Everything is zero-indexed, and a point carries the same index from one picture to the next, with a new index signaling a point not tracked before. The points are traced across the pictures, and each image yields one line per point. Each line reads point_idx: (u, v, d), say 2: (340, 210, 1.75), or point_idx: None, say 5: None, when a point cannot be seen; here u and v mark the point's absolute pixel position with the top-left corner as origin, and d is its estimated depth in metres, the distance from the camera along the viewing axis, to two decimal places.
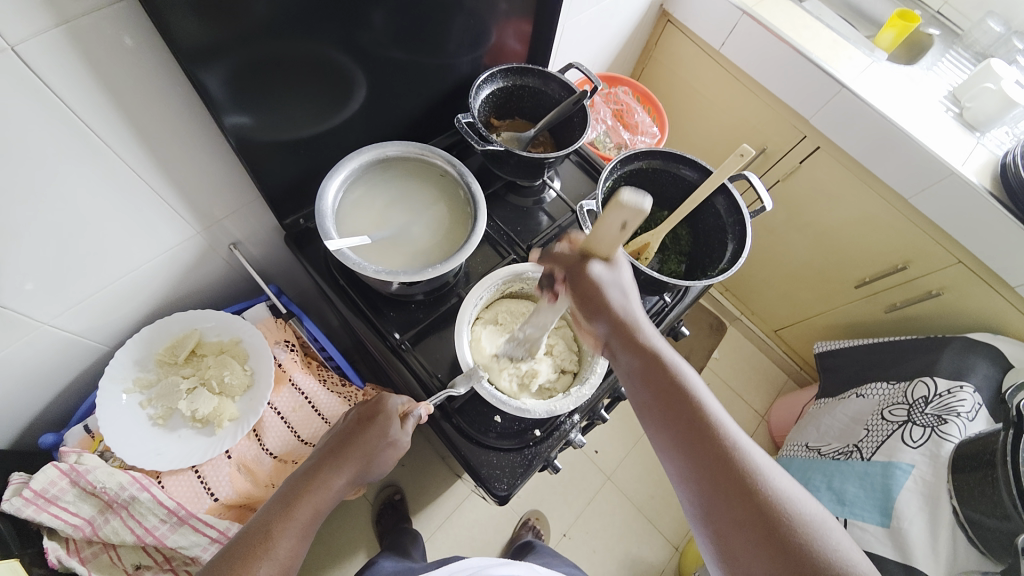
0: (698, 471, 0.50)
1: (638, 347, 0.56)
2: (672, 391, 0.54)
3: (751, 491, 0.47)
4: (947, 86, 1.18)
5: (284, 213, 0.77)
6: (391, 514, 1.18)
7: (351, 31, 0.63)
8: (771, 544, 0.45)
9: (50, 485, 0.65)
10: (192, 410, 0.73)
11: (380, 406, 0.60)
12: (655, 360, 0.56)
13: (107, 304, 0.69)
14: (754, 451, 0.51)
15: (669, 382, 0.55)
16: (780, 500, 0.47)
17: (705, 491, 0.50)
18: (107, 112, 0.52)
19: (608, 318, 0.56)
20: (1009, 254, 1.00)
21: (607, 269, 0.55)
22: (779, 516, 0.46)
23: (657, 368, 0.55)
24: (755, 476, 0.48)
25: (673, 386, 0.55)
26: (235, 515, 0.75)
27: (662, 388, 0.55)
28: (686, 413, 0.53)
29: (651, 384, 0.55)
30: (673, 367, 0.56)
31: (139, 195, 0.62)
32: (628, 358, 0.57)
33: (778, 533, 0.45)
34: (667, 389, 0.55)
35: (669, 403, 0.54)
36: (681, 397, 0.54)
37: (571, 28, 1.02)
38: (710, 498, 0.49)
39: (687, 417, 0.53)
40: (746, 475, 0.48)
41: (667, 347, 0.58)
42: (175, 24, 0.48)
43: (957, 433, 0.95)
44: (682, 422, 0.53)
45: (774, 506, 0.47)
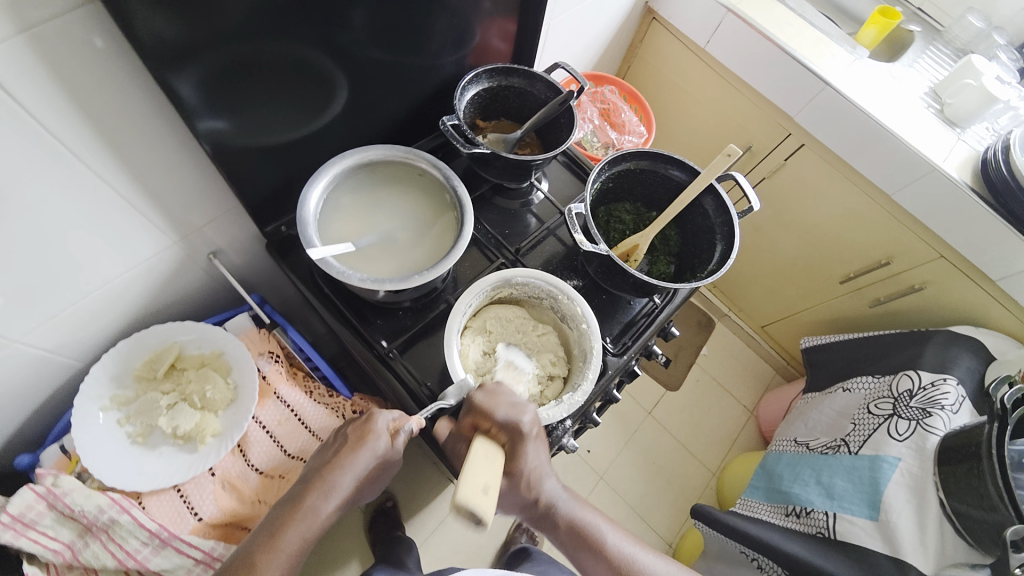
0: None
1: (549, 517, 0.67)
2: (587, 548, 0.67)
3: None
4: (928, 82, 1.19)
5: (265, 221, 0.74)
6: (384, 522, 1.16)
7: (330, 31, 0.61)
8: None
9: (26, 510, 0.63)
10: (173, 426, 0.70)
11: (368, 425, 0.58)
12: (573, 528, 0.67)
13: (81, 317, 0.66)
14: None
15: (593, 545, 0.66)
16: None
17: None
18: (74, 121, 0.50)
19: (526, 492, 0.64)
20: (989, 248, 1.01)
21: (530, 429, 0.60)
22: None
23: (577, 534, 0.66)
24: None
25: (591, 548, 0.66)
26: (221, 534, 0.74)
27: (561, 535, 0.67)
28: (588, 551, 0.67)
29: (576, 549, 0.67)
30: (573, 517, 0.67)
31: (112, 206, 0.59)
32: (543, 524, 0.68)
33: None
34: (591, 549, 0.66)
35: (592, 562, 0.67)
36: (582, 540, 0.66)
37: (556, 27, 1.00)
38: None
39: (587, 549, 0.66)
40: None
41: (575, 503, 0.69)
42: (144, 26, 0.46)
43: (942, 426, 0.96)
44: (585, 553, 0.67)
45: None
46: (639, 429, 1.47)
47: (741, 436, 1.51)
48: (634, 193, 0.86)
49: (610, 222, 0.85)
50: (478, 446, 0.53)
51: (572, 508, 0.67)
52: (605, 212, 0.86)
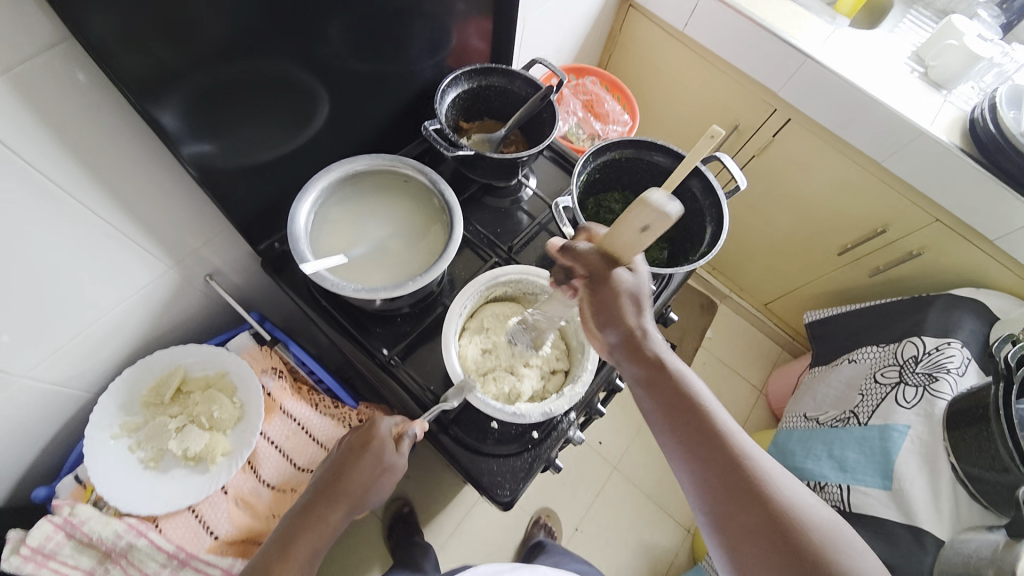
0: (720, 502, 0.51)
1: (645, 356, 0.57)
2: (687, 409, 0.55)
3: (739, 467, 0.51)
4: (911, 47, 1.18)
5: (257, 239, 0.75)
6: (402, 526, 1.18)
7: (308, 46, 0.61)
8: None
9: (46, 541, 0.64)
10: (183, 448, 0.71)
11: (373, 431, 0.59)
12: (671, 387, 0.56)
13: (85, 348, 0.67)
14: (787, 484, 0.51)
15: (697, 412, 0.54)
16: (806, 529, 0.47)
17: (723, 514, 0.50)
18: (60, 157, 0.50)
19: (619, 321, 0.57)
20: (984, 208, 1.01)
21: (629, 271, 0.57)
22: (794, 525, 0.47)
23: (678, 392, 0.56)
24: (796, 517, 0.48)
25: (697, 417, 0.54)
26: (238, 551, 0.75)
27: (657, 388, 0.56)
28: (689, 417, 0.54)
29: (671, 409, 0.55)
30: (676, 372, 0.57)
31: (105, 237, 0.60)
32: (635, 362, 0.57)
33: (767, 506, 0.49)
34: (690, 417, 0.54)
35: (685, 422, 0.54)
36: (682, 405, 0.55)
37: (532, 22, 1.01)
38: (733, 523, 0.49)
39: (686, 416, 0.55)
40: (776, 511, 0.48)
41: (686, 368, 0.58)
42: (120, 60, 0.46)
43: (949, 390, 0.97)
44: (682, 420, 0.55)
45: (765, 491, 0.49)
46: None
47: (751, 415, 1.51)
48: (622, 182, 0.86)
49: (599, 213, 0.86)
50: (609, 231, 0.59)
51: (678, 366, 0.58)
52: (595, 203, 0.86)
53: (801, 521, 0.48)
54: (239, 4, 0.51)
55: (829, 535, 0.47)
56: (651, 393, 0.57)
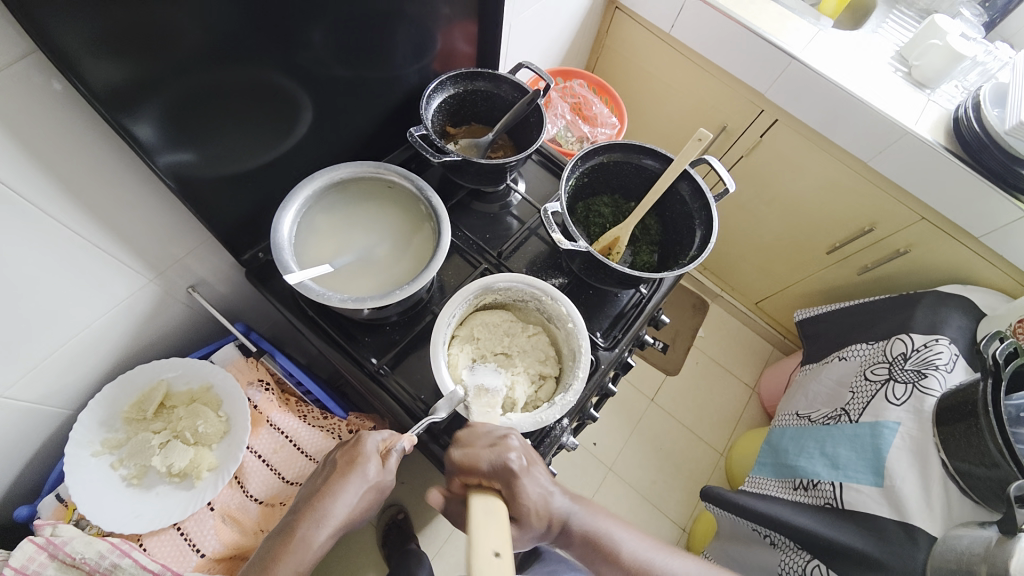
0: None
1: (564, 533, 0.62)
2: (605, 560, 0.62)
3: None
4: (895, 46, 1.19)
5: (241, 249, 0.74)
6: (397, 534, 1.16)
7: (288, 52, 0.60)
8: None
9: (29, 562, 0.62)
10: (167, 465, 0.70)
11: (358, 448, 0.59)
12: (591, 541, 0.62)
13: (63, 366, 0.66)
14: None
15: (619, 563, 0.61)
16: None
17: None
18: (30, 170, 0.49)
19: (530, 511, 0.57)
20: (970, 206, 1.02)
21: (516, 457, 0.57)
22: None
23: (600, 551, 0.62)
24: None
25: (619, 566, 0.61)
26: (225, 567, 0.73)
27: (578, 548, 0.62)
28: (613, 567, 0.61)
29: (598, 564, 0.62)
30: (589, 529, 0.62)
31: (81, 251, 0.58)
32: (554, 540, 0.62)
33: None
34: (615, 564, 0.61)
35: (611, 574, 0.62)
36: (602, 557, 0.62)
37: (519, 25, 1.00)
38: None
39: (610, 564, 0.62)
40: None
41: (589, 513, 0.64)
42: (91, 71, 0.45)
43: (938, 386, 0.97)
44: (608, 571, 0.62)
45: None
46: (643, 418, 1.47)
47: (744, 414, 1.52)
48: (611, 186, 0.86)
49: (589, 217, 0.86)
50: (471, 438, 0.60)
51: (586, 518, 0.63)
52: (584, 208, 0.86)
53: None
54: (217, 11, 0.50)
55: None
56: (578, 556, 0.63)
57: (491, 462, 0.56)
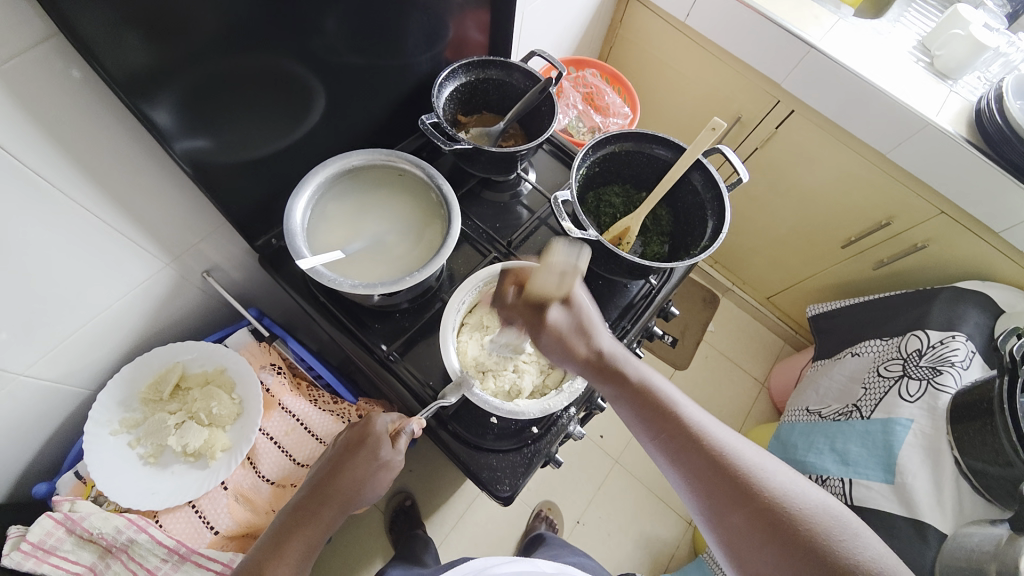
0: (715, 506, 0.52)
1: (617, 374, 0.59)
2: (659, 411, 0.57)
3: (727, 464, 0.53)
4: (917, 35, 1.16)
5: (254, 235, 0.75)
6: (404, 519, 1.18)
7: (303, 39, 0.61)
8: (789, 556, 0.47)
9: (46, 537, 0.64)
10: (183, 444, 0.71)
11: (368, 428, 0.60)
12: (643, 389, 0.58)
13: (83, 346, 0.67)
14: (771, 471, 0.53)
15: (670, 415, 0.57)
16: (791, 512, 0.49)
17: (721, 522, 0.52)
18: (51, 153, 0.50)
19: (577, 353, 0.60)
20: (990, 200, 0.99)
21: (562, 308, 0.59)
22: (777, 508, 0.49)
23: (649, 400, 0.58)
24: (796, 518, 0.49)
25: (670, 420, 0.57)
26: (238, 545, 0.75)
27: (631, 397, 0.58)
28: (669, 419, 0.57)
29: (648, 417, 0.58)
30: (644, 379, 0.59)
31: (100, 234, 0.60)
32: (605, 381, 0.60)
33: (764, 510, 0.50)
34: (668, 419, 0.57)
35: (662, 428, 0.57)
36: (659, 408, 0.57)
37: (531, 14, 0.99)
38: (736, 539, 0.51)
39: (666, 416, 0.57)
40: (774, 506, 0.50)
41: (648, 370, 0.60)
42: (110, 58, 0.46)
43: (953, 383, 0.96)
44: (662, 422, 0.57)
45: (759, 487, 0.51)
46: None
47: (753, 409, 1.51)
48: (622, 176, 0.86)
49: (599, 208, 0.85)
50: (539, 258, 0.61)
51: (646, 371, 0.60)
52: (595, 197, 0.86)
53: (790, 504, 0.50)
54: None
55: (806, 506, 0.50)
56: (628, 412, 0.59)
57: (528, 303, 0.60)
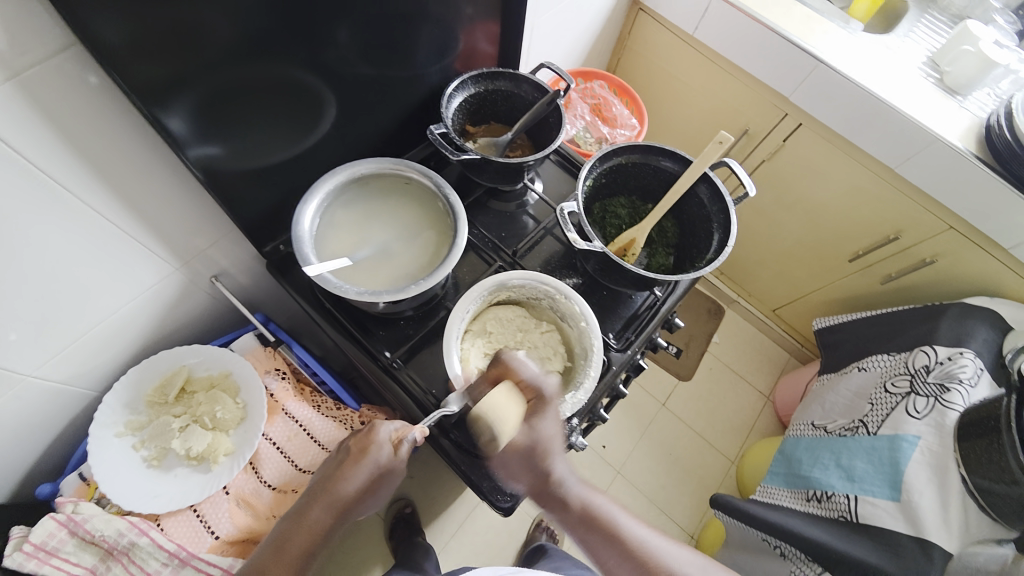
0: None
1: (564, 501, 0.64)
2: (597, 528, 0.65)
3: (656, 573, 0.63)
4: (926, 51, 1.15)
5: (263, 241, 0.75)
6: (404, 527, 1.17)
7: (315, 49, 0.62)
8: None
9: (48, 538, 0.65)
10: (186, 448, 0.72)
11: (371, 435, 0.59)
12: (587, 512, 0.65)
13: (90, 348, 0.68)
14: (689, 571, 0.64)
15: (612, 535, 0.64)
16: None
17: None
18: (66, 159, 0.51)
19: (538, 475, 0.63)
20: (1000, 217, 0.99)
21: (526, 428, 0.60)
22: None
23: (593, 523, 0.65)
24: None
25: (615, 540, 0.64)
26: (238, 551, 0.74)
27: (573, 520, 0.65)
28: (607, 541, 0.64)
29: (591, 536, 0.65)
30: (589, 502, 0.66)
31: (112, 239, 0.60)
32: (550, 505, 0.65)
33: None
34: (607, 537, 0.64)
35: (603, 547, 0.64)
36: (601, 530, 0.64)
37: (540, 26, 1.00)
38: None
39: (605, 538, 0.64)
40: None
41: (590, 491, 0.67)
42: (126, 66, 0.46)
43: (961, 401, 0.94)
44: (601, 543, 0.64)
45: None
46: (654, 422, 1.46)
47: (757, 423, 1.49)
48: (628, 187, 0.86)
49: (605, 219, 0.86)
50: (498, 392, 0.56)
51: (591, 495, 0.66)
52: (601, 208, 0.86)
53: None
54: (251, 11, 0.52)
55: None
56: (572, 528, 0.65)
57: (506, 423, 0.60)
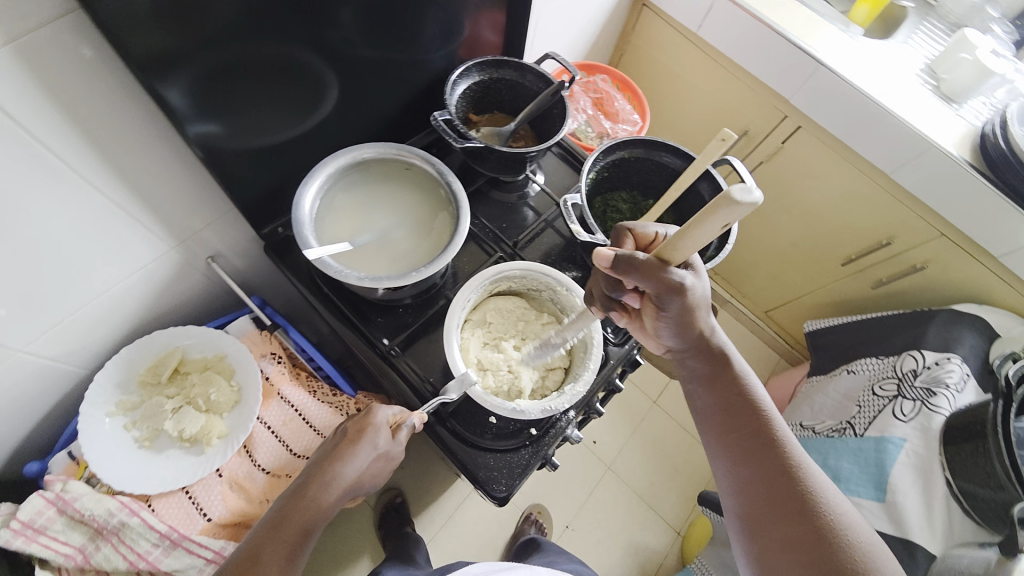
0: (754, 494, 0.54)
1: (715, 357, 0.61)
2: (740, 401, 0.59)
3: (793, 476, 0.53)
4: (924, 58, 1.17)
5: (261, 222, 0.74)
6: (394, 517, 1.17)
7: (319, 30, 0.61)
8: (813, 569, 0.47)
9: (37, 516, 0.64)
10: (179, 430, 0.71)
11: (368, 418, 0.60)
12: (738, 381, 0.60)
13: (82, 326, 0.67)
14: (844, 514, 0.50)
15: (759, 421, 0.58)
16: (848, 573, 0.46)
17: (754, 507, 0.54)
18: (64, 129, 0.50)
19: (690, 329, 0.60)
20: (991, 225, 1.00)
21: (691, 275, 0.56)
22: (832, 547, 0.48)
23: (747, 402, 0.59)
24: None
25: (754, 422, 0.58)
26: (230, 534, 0.74)
27: (716, 377, 0.61)
28: (749, 417, 0.58)
29: (731, 402, 0.60)
30: (747, 378, 0.61)
31: (109, 215, 0.59)
32: (699, 356, 0.62)
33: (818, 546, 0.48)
34: (747, 414, 0.58)
35: (735, 416, 0.59)
36: (747, 406, 0.59)
37: (545, 17, 1.00)
38: (766, 533, 0.52)
39: (747, 417, 0.58)
40: (826, 538, 0.48)
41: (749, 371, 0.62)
42: (127, 37, 0.45)
43: (946, 405, 0.96)
44: (739, 417, 0.58)
45: (816, 511, 0.50)
46: (645, 419, 1.47)
47: None
48: (630, 182, 0.86)
49: (606, 213, 0.85)
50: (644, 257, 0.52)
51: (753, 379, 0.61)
52: (602, 203, 0.86)
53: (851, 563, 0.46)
54: None
55: None
56: (715, 403, 0.61)
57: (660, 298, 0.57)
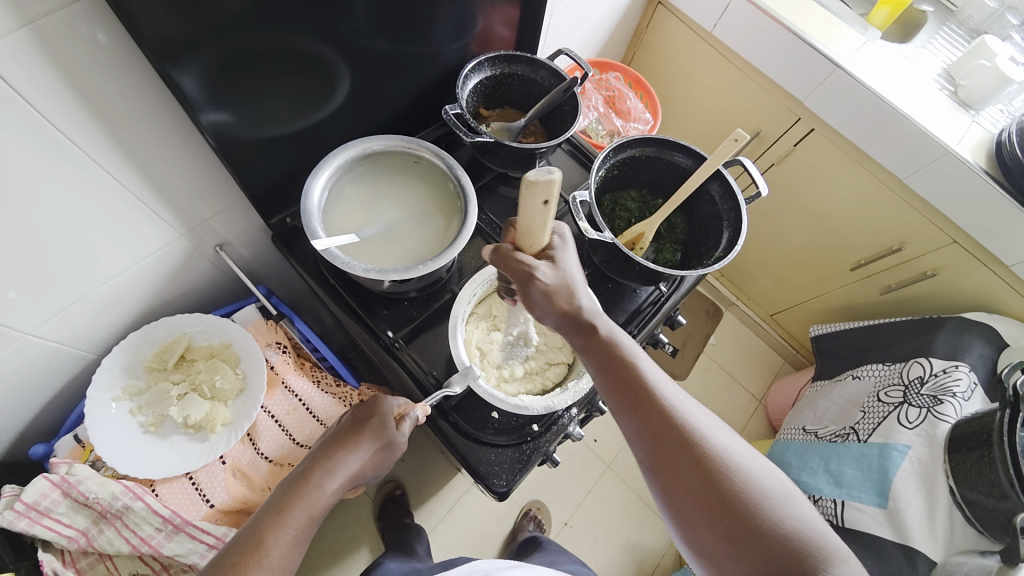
0: (666, 475, 0.51)
1: (592, 332, 0.57)
2: (627, 376, 0.55)
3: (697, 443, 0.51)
4: (942, 63, 1.15)
5: (269, 212, 0.75)
6: (393, 509, 1.18)
7: (332, 21, 0.61)
8: (743, 541, 0.45)
9: (41, 498, 0.65)
10: (184, 416, 0.72)
11: (375, 407, 0.61)
12: (619, 356, 0.56)
13: (90, 311, 0.67)
14: (746, 466, 0.50)
15: (639, 385, 0.54)
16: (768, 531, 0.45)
17: (670, 489, 0.50)
18: (77, 114, 0.50)
19: (558, 311, 0.57)
20: (1005, 234, 0.99)
21: (549, 264, 0.56)
22: (750, 511, 0.46)
23: (624, 368, 0.55)
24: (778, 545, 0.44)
25: (646, 394, 0.54)
26: (232, 520, 0.75)
27: (597, 354, 0.57)
28: (639, 391, 0.54)
29: (617, 377, 0.56)
30: (622, 348, 0.57)
31: (119, 201, 0.60)
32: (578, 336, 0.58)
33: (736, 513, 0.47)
34: (636, 388, 0.54)
35: (625, 392, 0.55)
36: (631, 380, 0.55)
37: (559, 13, 0.99)
38: (686, 514, 0.49)
39: (636, 390, 0.54)
40: (739, 502, 0.47)
41: (625, 337, 0.59)
42: (142, 23, 0.45)
43: (953, 413, 0.96)
44: (631, 393, 0.54)
45: (723, 473, 0.49)
46: None
47: (748, 425, 1.51)
48: (640, 180, 0.85)
49: (614, 211, 0.85)
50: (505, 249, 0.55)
51: (628, 345, 0.58)
52: (611, 200, 0.86)
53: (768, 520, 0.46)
54: None
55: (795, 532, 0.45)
56: (604, 381, 0.57)
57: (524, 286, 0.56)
